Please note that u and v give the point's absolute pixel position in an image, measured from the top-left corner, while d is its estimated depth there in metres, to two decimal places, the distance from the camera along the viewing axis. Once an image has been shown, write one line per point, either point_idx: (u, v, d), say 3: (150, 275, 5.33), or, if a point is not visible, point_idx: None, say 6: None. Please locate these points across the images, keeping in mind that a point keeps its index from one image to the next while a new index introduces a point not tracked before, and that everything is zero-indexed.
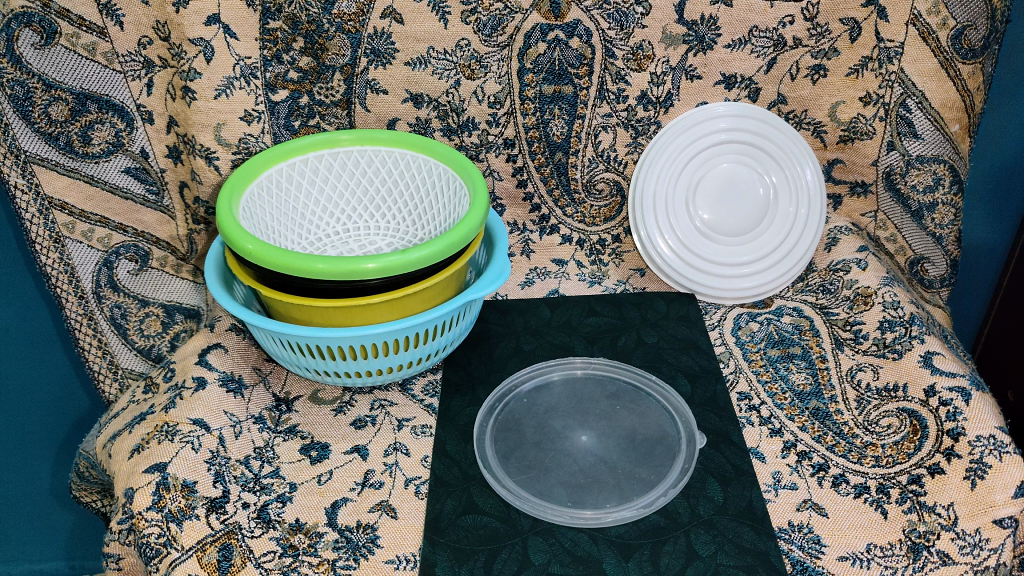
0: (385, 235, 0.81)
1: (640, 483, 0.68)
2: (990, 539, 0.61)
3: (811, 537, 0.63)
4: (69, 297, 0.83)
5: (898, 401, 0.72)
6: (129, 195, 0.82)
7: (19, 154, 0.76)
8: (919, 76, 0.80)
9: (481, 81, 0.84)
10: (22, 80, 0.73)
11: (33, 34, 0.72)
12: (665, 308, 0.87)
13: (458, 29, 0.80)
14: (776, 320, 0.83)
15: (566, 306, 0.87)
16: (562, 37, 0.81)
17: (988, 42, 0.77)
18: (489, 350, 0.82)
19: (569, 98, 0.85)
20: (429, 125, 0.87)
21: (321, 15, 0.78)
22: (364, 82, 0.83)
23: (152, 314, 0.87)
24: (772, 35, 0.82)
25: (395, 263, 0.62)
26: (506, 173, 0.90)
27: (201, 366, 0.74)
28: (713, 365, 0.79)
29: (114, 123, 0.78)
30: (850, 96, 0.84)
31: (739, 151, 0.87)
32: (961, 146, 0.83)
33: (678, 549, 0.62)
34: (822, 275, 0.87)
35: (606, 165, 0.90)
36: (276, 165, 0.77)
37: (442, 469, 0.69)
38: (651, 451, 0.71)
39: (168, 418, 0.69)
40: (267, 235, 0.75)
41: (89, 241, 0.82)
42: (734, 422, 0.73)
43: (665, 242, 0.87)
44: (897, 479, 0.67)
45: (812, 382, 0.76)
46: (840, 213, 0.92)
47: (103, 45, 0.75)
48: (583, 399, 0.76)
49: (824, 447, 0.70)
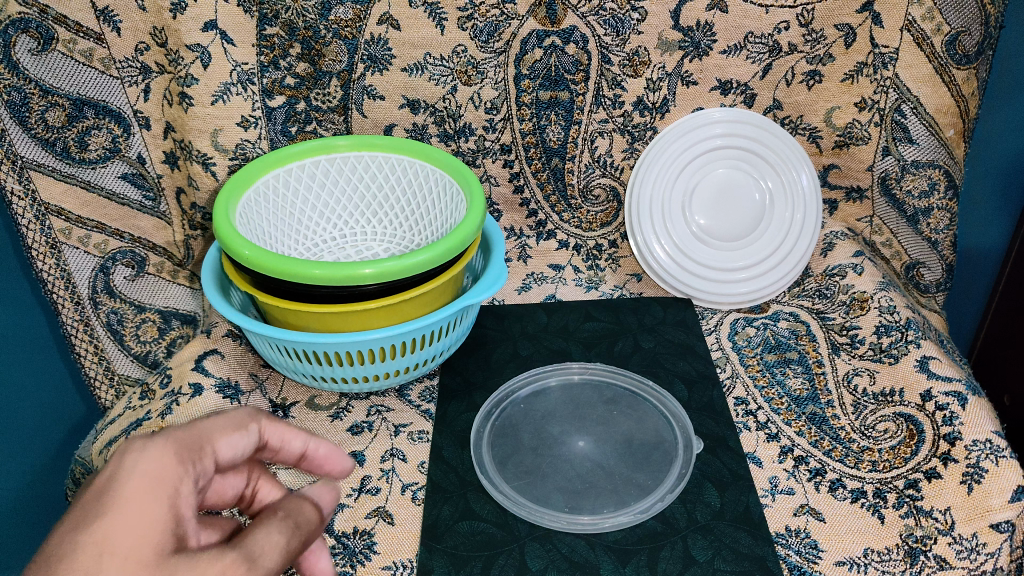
0: (380, 241, 0.80)
1: (637, 488, 0.68)
2: (987, 544, 0.61)
3: (808, 542, 0.63)
4: (64, 303, 0.82)
5: (894, 406, 0.72)
6: (126, 201, 0.82)
7: (14, 160, 0.75)
8: (913, 82, 0.81)
9: (477, 87, 0.84)
10: (19, 86, 0.73)
11: (30, 40, 0.72)
12: (662, 313, 0.87)
13: (454, 35, 0.80)
14: (773, 325, 0.84)
15: (562, 312, 0.87)
16: (557, 43, 0.81)
17: (982, 47, 0.78)
18: (486, 355, 0.82)
19: (566, 104, 0.85)
20: (426, 131, 0.87)
21: (317, 21, 0.78)
22: (360, 88, 0.83)
23: (148, 320, 0.86)
24: (767, 41, 0.82)
25: (392, 268, 0.62)
26: (502, 178, 0.90)
27: (197, 372, 0.74)
28: (709, 370, 0.79)
29: (111, 129, 0.79)
30: (845, 101, 0.85)
31: (735, 157, 0.87)
32: (956, 151, 0.83)
33: (675, 554, 0.62)
34: (818, 281, 0.87)
35: (602, 170, 0.90)
36: (273, 171, 0.77)
37: (439, 475, 0.69)
38: (649, 456, 0.71)
39: (163, 424, 0.68)
40: (264, 240, 0.74)
41: (86, 246, 0.81)
42: (731, 426, 0.73)
43: (661, 247, 0.87)
44: (893, 484, 0.67)
45: (809, 388, 0.76)
46: (835, 218, 0.92)
47: (101, 51, 0.75)
48: (579, 403, 0.76)
49: (820, 452, 0.70)
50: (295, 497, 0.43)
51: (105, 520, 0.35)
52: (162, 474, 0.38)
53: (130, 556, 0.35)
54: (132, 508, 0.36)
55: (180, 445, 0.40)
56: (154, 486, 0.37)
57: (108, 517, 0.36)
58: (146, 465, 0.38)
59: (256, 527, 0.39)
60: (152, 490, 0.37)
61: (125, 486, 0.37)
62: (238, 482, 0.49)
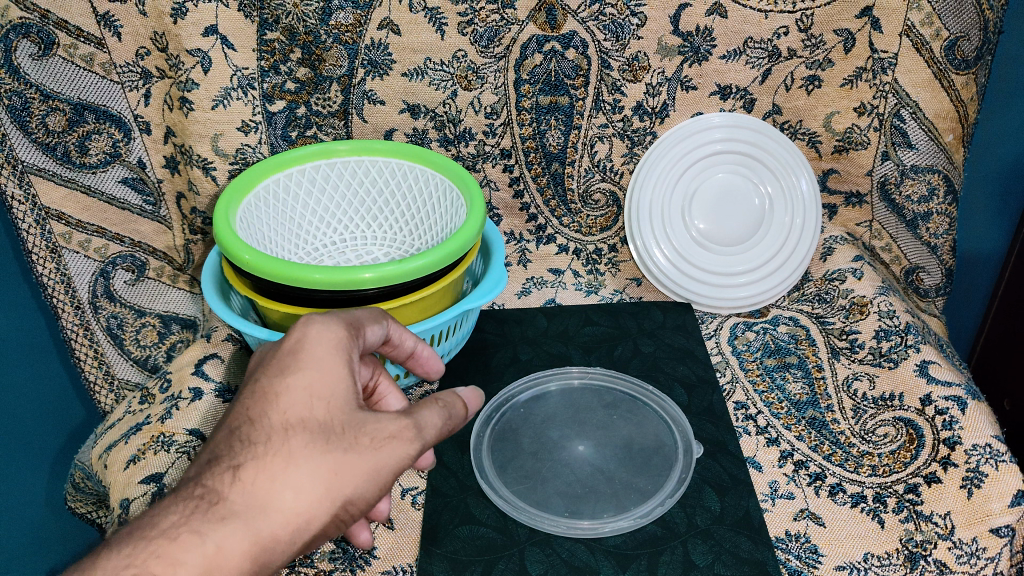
0: (380, 245, 0.81)
1: (637, 492, 0.68)
2: (987, 548, 0.61)
3: (808, 547, 0.63)
4: (64, 308, 0.82)
5: (894, 410, 0.72)
6: (127, 205, 0.82)
7: (15, 164, 0.75)
8: (913, 87, 0.81)
9: (478, 92, 0.84)
10: (20, 90, 0.73)
11: (31, 45, 0.72)
12: (662, 317, 0.87)
13: (454, 40, 0.81)
14: (772, 329, 0.84)
15: (562, 316, 0.87)
16: (557, 48, 0.81)
17: (980, 53, 0.78)
18: (486, 359, 0.82)
19: (566, 109, 0.85)
20: (426, 135, 0.87)
21: (317, 26, 0.78)
22: (361, 92, 0.83)
23: (148, 324, 0.86)
24: (766, 46, 0.82)
25: (392, 272, 0.63)
26: (502, 183, 0.90)
27: (197, 377, 0.74)
28: (709, 374, 0.79)
29: (111, 134, 0.79)
30: (844, 106, 0.85)
31: (734, 161, 0.87)
32: (955, 156, 0.83)
33: (675, 559, 0.62)
34: (818, 285, 0.87)
35: (602, 175, 0.90)
36: (273, 175, 0.77)
37: (439, 479, 0.69)
38: (649, 460, 0.71)
39: (163, 429, 0.68)
40: (264, 245, 0.74)
41: (86, 251, 0.81)
42: (731, 431, 0.73)
43: (661, 252, 0.87)
44: (893, 489, 0.67)
45: (809, 392, 0.76)
46: (834, 223, 0.92)
47: (101, 56, 0.76)
48: (578, 407, 0.76)
49: (820, 456, 0.70)
50: (448, 392, 0.55)
51: (310, 374, 0.49)
52: (339, 344, 0.51)
53: (332, 400, 0.49)
54: (324, 369, 0.49)
55: (346, 324, 0.52)
56: (340, 354, 0.50)
57: (308, 372, 0.49)
58: (326, 337, 0.51)
59: (418, 404, 0.52)
60: (334, 354, 0.50)
61: (317, 351, 0.50)
62: (366, 372, 0.60)
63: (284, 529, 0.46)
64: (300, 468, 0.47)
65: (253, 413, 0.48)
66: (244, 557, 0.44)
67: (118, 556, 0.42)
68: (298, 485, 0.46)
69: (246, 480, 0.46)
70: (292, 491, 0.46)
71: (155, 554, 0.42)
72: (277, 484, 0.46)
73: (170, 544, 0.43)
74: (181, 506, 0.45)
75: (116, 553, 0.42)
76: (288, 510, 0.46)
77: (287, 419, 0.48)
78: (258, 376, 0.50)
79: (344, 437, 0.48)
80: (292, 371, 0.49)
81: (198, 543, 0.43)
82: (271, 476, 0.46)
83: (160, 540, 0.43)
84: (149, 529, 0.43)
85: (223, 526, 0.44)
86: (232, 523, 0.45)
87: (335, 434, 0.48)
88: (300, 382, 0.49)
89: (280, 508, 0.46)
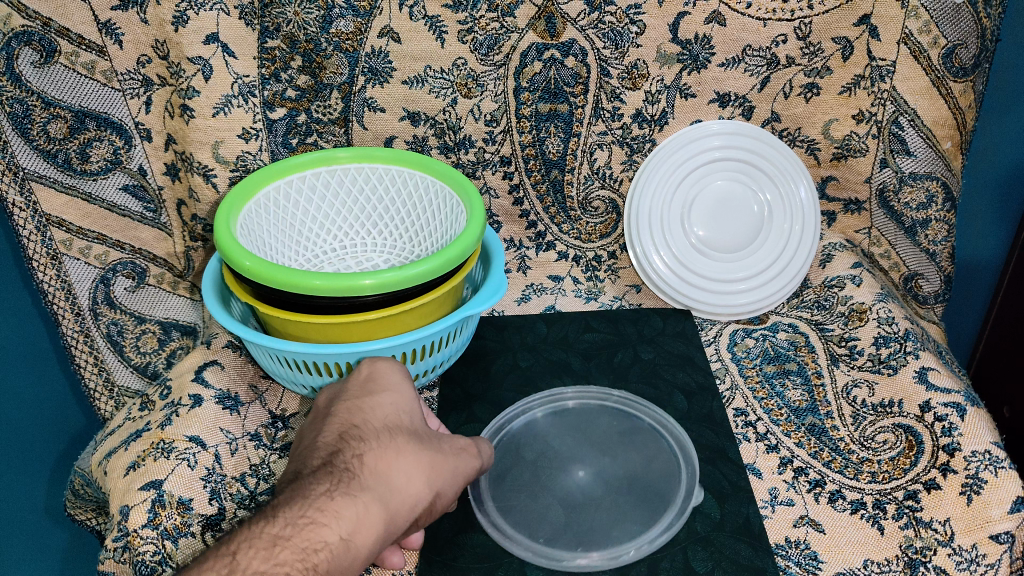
0: (380, 252, 0.81)
1: (633, 523, 0.66)
2: (987, 555, 0.61)
3: (808, 553, 0.63)
4: (64, 315, 0.82)
5: (893, 417, 0.71)
6: (127, 212, 0.83)
7: (16, 171, 0.76)
8: (911, 94, 0.81)
9: (478, 100, 0.84)
10: (21, 98, 0.74)
11: (33, 53, 0.73)
12: (661, 324, 0.87)
13: (454, 48, 0.81)
14: (771, 336, 0.84)
15: (561, 322, 0.87)
16: (557, 56, 0.82)
17: (978, 61, 0.78)
18: (486, 366, 0.82)
19: (565, 116, 0.86)
20: (426, 143, 0.88)
21: (318, 34, 0.79)
22: (361, 100, 0.84)
23: (148, 331, 0.86)
24: (765, 54, 0.82)
25: (392, 278, 0.63)
26: (502, 191, 0.91)
27: (197, 384, 0.74)
28: (709, 381, 0.79)
29: (112, 141, 0.79)
30: (843, 114, 0.85)
31: (732, 169, 0.87)
32: (953, 163, 0.84)
33: (675, 566, 0.62)
34: (817, 292, 0.87)
35: (601, 182, 0.90)
36: (274, 182, 0.77)
37: None
38: (651, 488, 0.69)
39: (163, 435, 0.68)
40: (265, 252, 0.74)
41: (86, 257, 0.82)
42: (731, 438, 0.73)
43: (660, 258, 0.87)
44: (893, 495, 0.67)
45: (808, 399, 0.76)
46: (834, 230, 0.93)
47: (102, 64, 0.76)
48: (587, 430, 0.74)
49: (820, 463, 0.70)
50: None
51: (393, 393, 0.60)
52: (406, 375, 0.62)
53: (414, 413, 0.60)
54: (400, 391, 0.60)
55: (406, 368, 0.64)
56: (410, 380, 0.61)
57: (391, 392, 0.60)
58: (396, 371, 0.61)
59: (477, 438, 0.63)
60: (405, 383, 0.61)
61: (394, 375, 0.61)
62: None
63: (401, 507, 0.54)
64: (408, 459, 0.56)
65: (352, 420, 0.58)
66: (379, 523, 0.53)
67: (293, 508, 0.51)
68: (407, 472, 0.55)
69: (370, 464, 0.55)
70: (404, 477, 0.55)
71: (319, 510, 0.51)
72: (394, 468, 0.55)
73: (328, 503, 0.51)
74: (327, 476, 0.53)
75: (290, 508, 0.51)
76: (404, 491, 0.54)
77: (386, 422, 0.58)
78: (343, 397, 0.60)
79: (432, 442, 0.58)
80: (376, 391, 0.60)
81: (349, 506, 0.52)
82: (388, 460, 0.55)
83: (322, 499, 0.51)
84: (309, 492, 0.52)
85: (363, 496, 0.53)
86: (368, 493, 0.53)
87: (425, 438, 0.58)
88: (389, 396, 0.59)
89: (398, 489, 0.54)
